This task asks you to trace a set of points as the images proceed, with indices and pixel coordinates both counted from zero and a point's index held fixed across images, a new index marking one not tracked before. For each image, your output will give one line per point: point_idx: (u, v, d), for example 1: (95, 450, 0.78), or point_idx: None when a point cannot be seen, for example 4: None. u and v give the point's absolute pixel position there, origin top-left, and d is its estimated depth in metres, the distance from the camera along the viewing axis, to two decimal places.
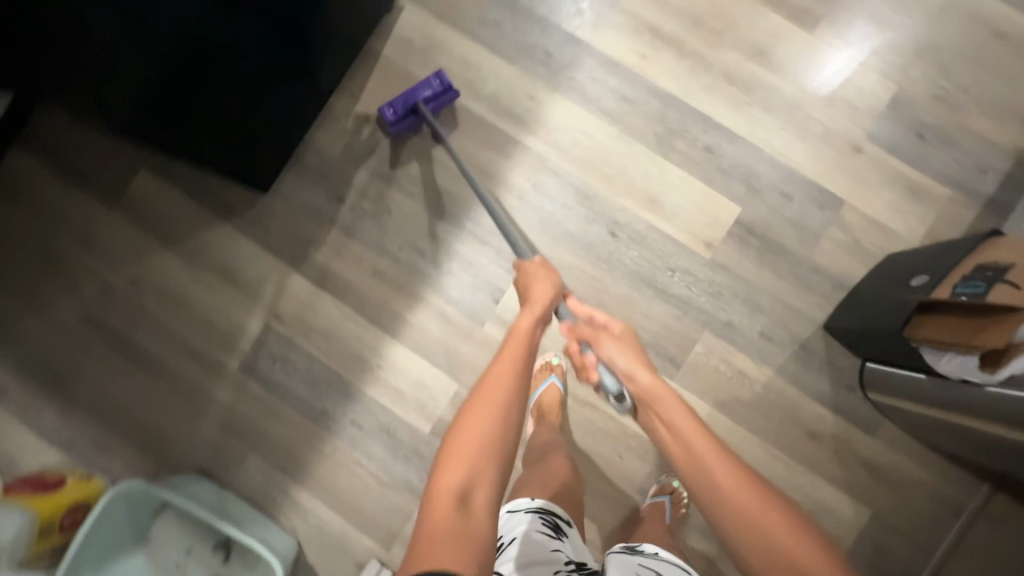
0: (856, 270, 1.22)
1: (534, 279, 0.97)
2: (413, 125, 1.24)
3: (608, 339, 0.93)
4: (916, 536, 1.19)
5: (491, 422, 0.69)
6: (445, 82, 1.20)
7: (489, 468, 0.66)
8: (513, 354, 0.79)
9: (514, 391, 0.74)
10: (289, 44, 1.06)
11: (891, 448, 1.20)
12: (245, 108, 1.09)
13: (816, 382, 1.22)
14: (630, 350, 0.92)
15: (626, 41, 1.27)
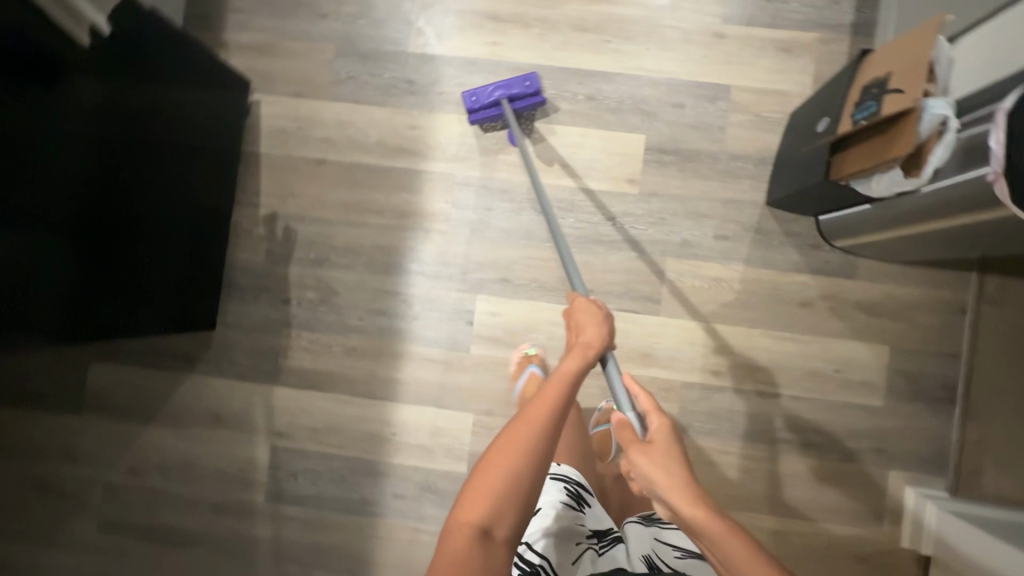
0: (770, 141, 1.25)
1: (583, 323, 0.83)
2: (493, 118, 1.25)
3: (641, 452, 0.74)
4: (937, 348, 1.22)
5: (518, 465, 0.65)
6: (537, 86, 1.22)
7: (507, 511, 0.64)
8: (554, 391, 0.71)
9: (548, 430, 0.68)
10: (138, 158, 1.01)
11: (878, 281, 1.23)
12: (148, 248, 1.07)
13: (785, 255, 1.25)
14: (674, 462, 0.73)
15: (473, 38, 1.29)
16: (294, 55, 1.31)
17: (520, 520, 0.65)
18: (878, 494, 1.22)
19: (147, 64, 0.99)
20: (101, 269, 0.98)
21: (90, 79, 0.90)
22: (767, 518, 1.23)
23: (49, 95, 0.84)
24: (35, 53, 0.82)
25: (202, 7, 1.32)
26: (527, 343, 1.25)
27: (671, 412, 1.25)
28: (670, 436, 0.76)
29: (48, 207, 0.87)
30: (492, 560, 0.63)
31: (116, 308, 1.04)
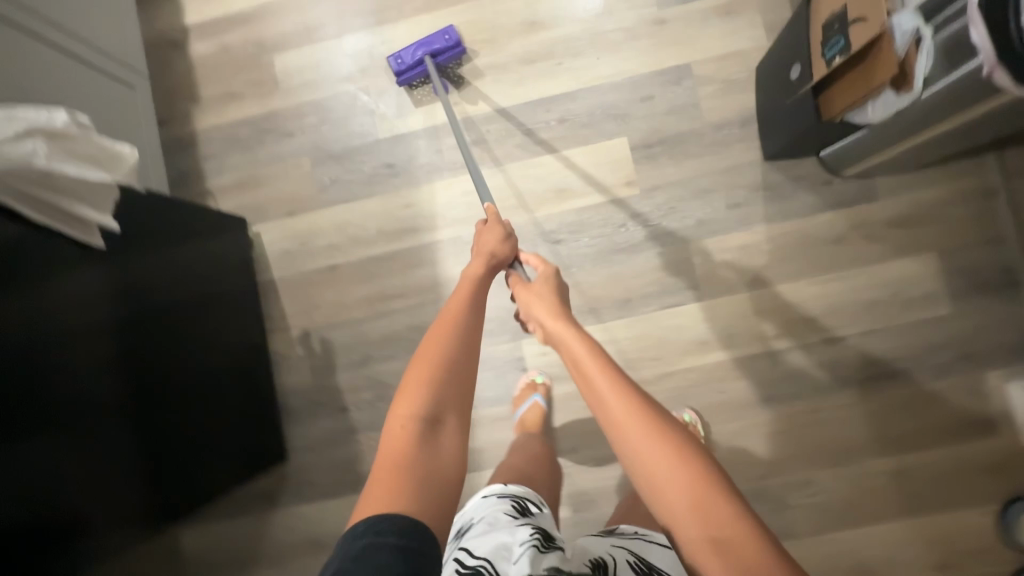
0: (745, 100, 1.26)
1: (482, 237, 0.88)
2: (422, 76, 1.30)
3: (525, 290, 0.83)
4: (984, 236, 1.19)
5: (450, 350, 0.66)
6: (457, 37, 1.27)
7: (445, 398, 0.63)
8: (466, 291, 0.75)
9: (473, 321, 0.71)
10: (169, 327, 1.03)
11: (899, 193, 1.22)
12: (199, 405, 1.08)
13: (801, 201, 1.24)
14: (551, 296, 0.80)
15: (434, 105, 1.33)
16: (276, 178, 1.35)
17: (463, 408, 0.64)
18: (983, 399, 1.17)
19: (145, 229, 1.01)
20: (159, 443, 0.99)
21: (102, 266, 0.90)
22: (882, 460, 1.19)
23: (66, 296, 0.84)
24: (47, 255, 0.82)
25: (179, 167, 1.38)
26: (534, 370, 1.25)
27: (748, 388, 1.23)
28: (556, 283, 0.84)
29: (103, 404, 0.88)
30: (442, 451, 0.60)
31: (182, 468, 1.05)
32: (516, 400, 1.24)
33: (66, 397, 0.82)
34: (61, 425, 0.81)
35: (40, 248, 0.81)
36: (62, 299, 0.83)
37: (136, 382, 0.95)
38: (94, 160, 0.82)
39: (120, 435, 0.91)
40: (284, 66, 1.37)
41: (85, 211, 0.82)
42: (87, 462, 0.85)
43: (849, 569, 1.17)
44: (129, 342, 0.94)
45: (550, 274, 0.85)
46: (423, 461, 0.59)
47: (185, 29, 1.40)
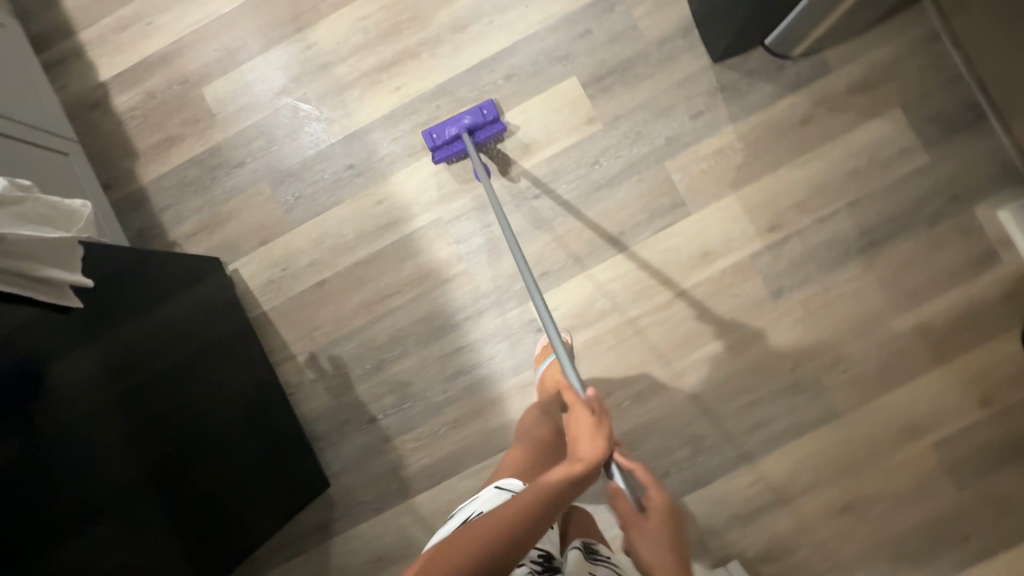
0: (680, 10, 1.26)
1: (582, 431, 0.80)
2: (459, 153, 1.25)
3: (642, 530, 0.84)
4: (940, 81, 1.22)
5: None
6: (496, 114, 1.22)
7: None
8: (525, 504, 0.70)
9: (495, 552, 0.66)
10: (176, 385, 0.99)
11: (849, 61, 1.24)
12: (230, 455, 1.04)
13: (760, 93, 1.25)
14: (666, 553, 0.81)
15: (378, 96, 1.30)
16: (239, 211, 1.31)
17: None
18: (979, 234, 1.20)
19: (123, 292, 0.97)
20: (196, 507, 0.95)
21: (88, 342, 0.86)
22: (902, 319, 1.21)
23: (55, 383, 0.79)
24: (35, 344, 0.78)
25: (137, 225, 1.32)
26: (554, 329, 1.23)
27: (759, 286, 1.23)
28: (670, 521, 0.84)
29: (126, 486, 0.84)
30: None
31: (227, 523, 1.02)
32: (538, 356, 1.21)
33: (81, 490, 0.78)
34: (86, 517, 0.77)
35: (30, 339, 0.77)
36: (55, 381, 0.79)
37: (155, 455, 0.90)
38: (48, 221, 0.80)
39: (151, 512, 0.87)
40: (216, 96, 1.32)
41: (53, 271, 0.80)
42: (123, 549, 0.81)
43: (898, 431, 1.19)
44: (135, 416, 0.89)
45: (663, 504, 0.85)
46: None
47: (103, 85, 1.34)
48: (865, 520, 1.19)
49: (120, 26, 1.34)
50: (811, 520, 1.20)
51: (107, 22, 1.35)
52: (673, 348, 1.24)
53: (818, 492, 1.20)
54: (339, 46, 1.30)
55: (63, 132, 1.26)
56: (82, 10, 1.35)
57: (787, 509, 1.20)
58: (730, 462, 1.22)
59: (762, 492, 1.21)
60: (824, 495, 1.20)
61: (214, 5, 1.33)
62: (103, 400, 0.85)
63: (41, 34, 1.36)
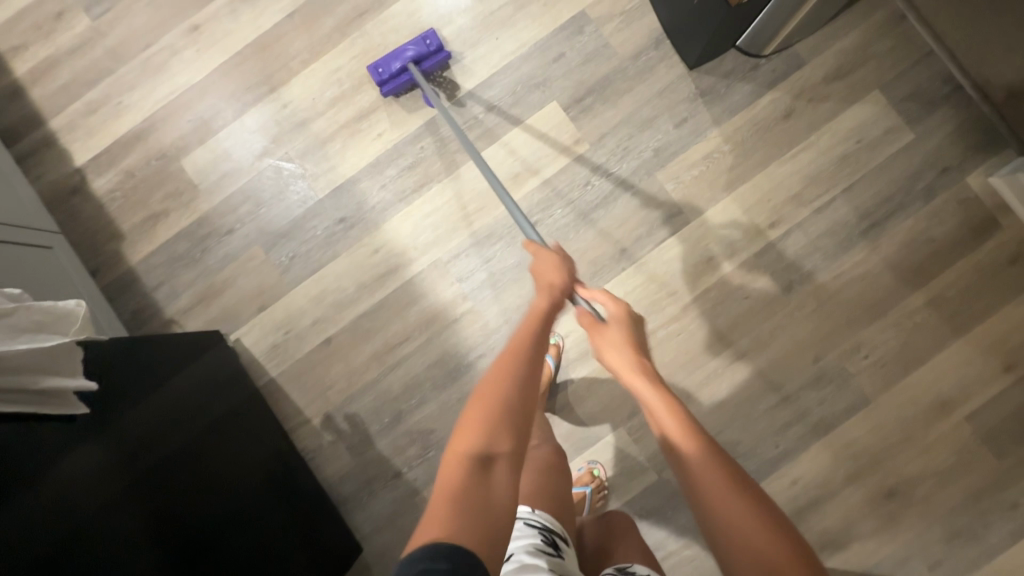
0: (649, 23, 1.27)
1: (545, 268, 0.86)
2: (407, 84, 1.26)
3: (602, 335, 0.83)
4: (912, 59, 1.23)
5: (512, 390, 0.61)
6: (439, 42, 1.22)
7: (508, 444, 0.58)
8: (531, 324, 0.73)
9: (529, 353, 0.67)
10: (189, 463, 0.92)
11: (821, 51, 1.25)
12: (254, 533, 0.97)
13: (740, 94, 1.25)
14: (627, 350, 0.80)
15: (360, 144, 1.28)
16: (234, 278, 1.28)
17: (509, 435, 0.59)
18: (975, 202, 1.20)
19: (122, 383, 0.92)
20: None
21: (98, 442, 0.81)
22: (914, 296, 1.20)
23: (61, 482, 0.73)
24: (37, 457, 0.72)
25: (130, 308, 1.28)
26: (550, 330, 1.24)
27: (769, 283, 1.22)
28: (629, 328, 0.83)
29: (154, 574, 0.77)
30: (495, 491, 0.55)
31: None
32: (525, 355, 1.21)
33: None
34: None
35: (27, 451, 0.72)
36: (68, 489, 0.73)
37: (177, 537, 0.83)
38: (43, 327, 0.77)
39: None
40: (196, 166, 1.30)
41: (52, 379, 0.76)
42: None
43: (930, 409, 1.18)
44: (150, 501, 0.83)
45: (623, 313, 0.85)
46: (475, 501, 0.54)
47: (79, 171, 1.32)
48: (912, 504, 1.17)
49: (89, 109, 1.32)
50: (858, 511, 1.18)
51: (76, 107, 1.32)
52: (692, 356, 1.22)
53: (861, 482, 1.18)
54: (315, 100, 1.29)
55: (45, 224, 1.23)
56: (49, 98, 1.33)
57: (833, 504, 1.18)
58: (767, 465, 1.20)
59: (805, 490, 1.19)
60: (866, 485, 1.18)
61: (183, 75, 1.32)
62: (114, 492, 0.79)
63: (10, 128, 1.33)
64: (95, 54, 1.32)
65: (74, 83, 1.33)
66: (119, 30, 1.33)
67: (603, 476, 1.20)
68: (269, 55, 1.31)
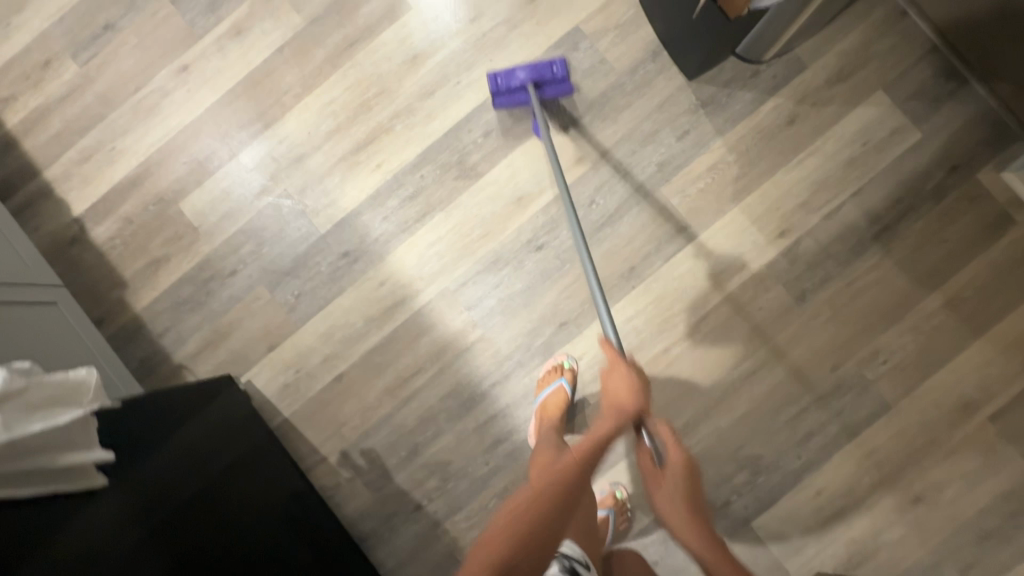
0: (645, 35, 1.25)
1: (618, 388, 0.87)
2: (519, 102, 1.23)
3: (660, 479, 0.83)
4: (916, 56, 1.21)
5: (554, 505, 0.64)
6: (565, 72, 1.19)
7: (538, 551, 0.60)
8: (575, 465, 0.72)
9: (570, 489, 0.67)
10: (206, 510, 0.89)
11: (822, 54, 1.23)
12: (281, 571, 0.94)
13: (742, 102, 1.23)
14: (680, 506, 0.77)
15: (359, 177, 1.27)
16: (241, 320, 1.27)
17: (539, 545, 0.60)
18: (987, 198, 1.18)
19: (129, 435, 0.90)
20: None
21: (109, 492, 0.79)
22: (930, 298, 1.18)
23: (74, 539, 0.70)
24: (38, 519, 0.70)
25: (138, 357, 1.27)
26: (561, 354, 1.21)
27: (781, 294, 1.20)
28: (691, 475, 0.82)
29: None
30: None
31: None
32: (541, 382, 1.20)
33: None
34: None
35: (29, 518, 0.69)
36: (80, 538, 0.71)
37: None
38: (57, 401, 0.76)
39: None
40: (195, 209, 1.28)
41: (69, 455, 0.74)
42: None
43: (952, 411, 1.17)
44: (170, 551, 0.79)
45: (682, 461, 0.83)
46: None
47: (77, 221, 1.30)
48: (939, 508, 1.15)
49: (83, 157, 1.31)
50: (884, 519, 1.16)
51: (70, 156, 1.31)
52: (709, 372, 1.21)
53: (886, 488, 1.17)
54: (311, 134, 1.28)
55: (48, 278, 1.22)
56: (42, 148, 1.31)
57: (859, 514, 1.17)
58: (790, 477, 1.18)
59: (830, 500, 1.17)
60: (892, 491, 1.17)
61: (175, 117, 1.30)
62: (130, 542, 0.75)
63: (4, 181, 1.31)
64: (85, 101, 1.31)
65: (67, 131, 1.31)
66: (107, 74, 1.31)
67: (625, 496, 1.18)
68: (261, 91, 1.29)
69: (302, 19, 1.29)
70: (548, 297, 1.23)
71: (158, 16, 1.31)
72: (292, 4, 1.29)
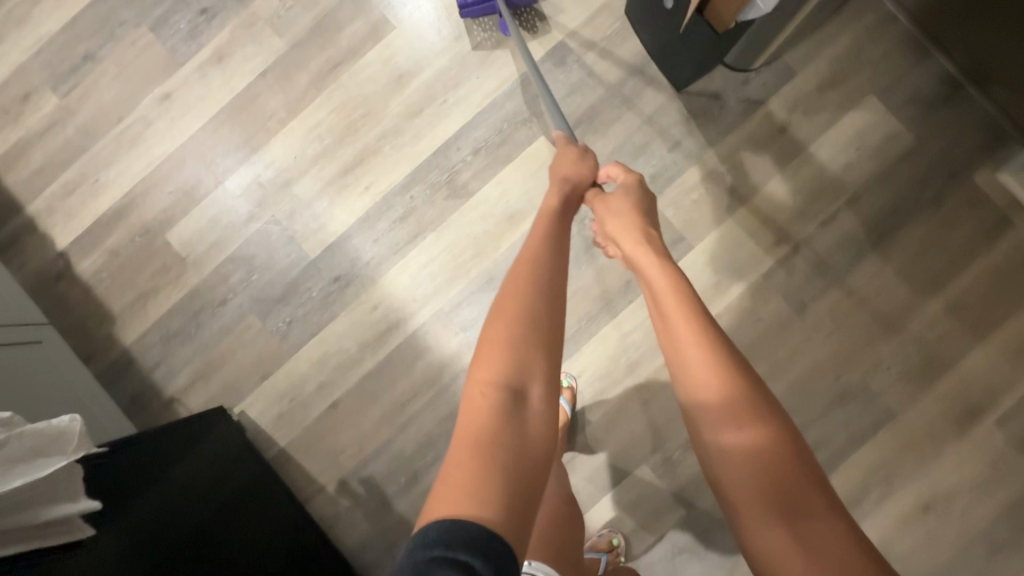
0: (633, 47, 1.23)
1: (567, 160, 0.92)
2: (486, 13, 1.23)
3: (610, 205, 0.89)
4: (907, 58, 1.20)
5: (533, 314, 0.66)
6: None
7: (536, 368, 0.63)
8: (540, 259, 0.74)
9: (552, 295, 0.70)
10: (197, 546, 0.88)
11: (812, 59, 1.21)
12: None
13: (733, 111, 1.22)
14: (631, 219, 0.86)
15: (348, 199, 1.25)
16: (233, 349, 1.24)
17: (541, 368, 0.63)
18: (985, 200, 1.17)
19: (116, 475, 0.87)
20: None
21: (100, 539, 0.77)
22: (932, 303, 1.17)
23: None
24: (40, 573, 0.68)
25: (129, 392, 1.25)
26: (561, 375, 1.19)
27: (780, 303, 1.19)
28: (639, 201, 0.89)
29: None
30: (530, 420, 0.59)
31: None
32: None
33: None
34: None
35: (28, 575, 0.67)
36: None
37: None
38: (38, 454, 0.73)
39: None
40: (182, 238, 1.26)
41: (54, 509, 0.72)
42: None
43: (960, 416, 1.15)
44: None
45: (633, 192, 0.90)
46: (510, 435, 0.57)
47: (62, 255, 1.28)
48: (950, 516, 1.13)
49: (67, 190, 1.28)
50: (893, 531, 1.14)
51: (53, 190, 1.29)
52: None
53: (895, 499, 1.15)
54: (298, 159, 1.26)
55: (33, 316, 1.19)
56: (24, 183, 1.29)
57: (869, 525, 1.15)
58: None
59: None
60: (901, 501, 1.15)
61: (159, 145, 1.28)
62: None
63: None
64: (67, 133, 1.29)
65: (49, 164, 1.29)
66: (89, 105, 1.29)
67: (620, 544, 1.15)
68: (246, 117, 1.27)
69: (285, 43, 1.27)
70: None
71: (138, 44, 1.29)
72: (275, 28, 1.27)
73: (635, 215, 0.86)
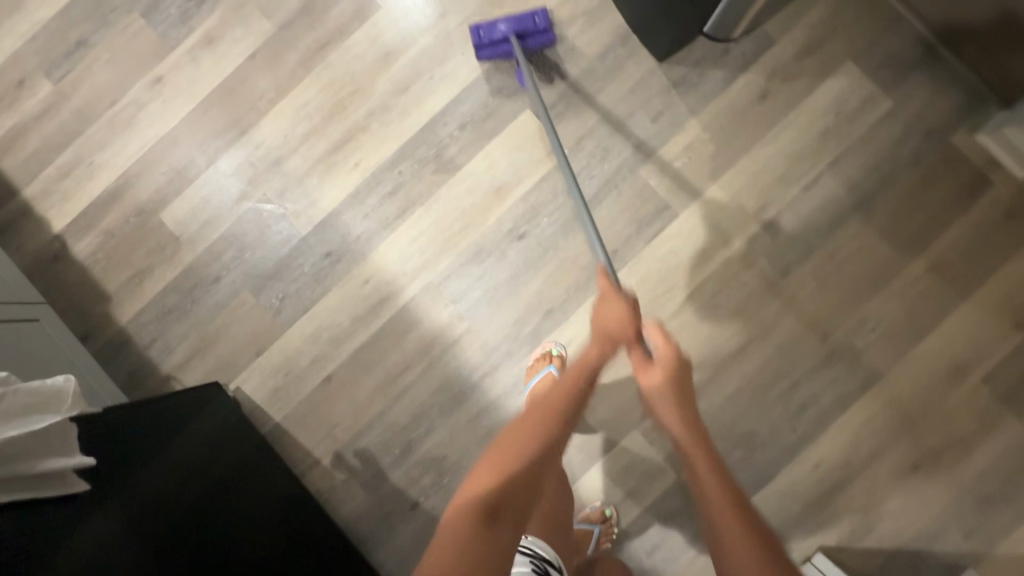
0: (614, 21, 1.26)
1: (606, 310, 0.89)
2: (503, 55, 1.24)
3: (649, 368, 0.81)
4: (883, 25, 1.22)
5: (536, 442, 0.62)
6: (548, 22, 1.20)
7: (519, 493, 0.56)
8: (559, 397, 0.70)
9: (560, 423, 0.66)
10: (197, 516, 0.90)
11: (789, 28, 1.24)
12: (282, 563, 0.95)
13: (713, 81, 1.24)
14: (667, 373, 0.78)
15: (338, 177, 1.27)
16: (227, 326, 1.26)
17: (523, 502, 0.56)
18: (964, 161, 1.19)
19: (116, 448, 0.89)
20: None
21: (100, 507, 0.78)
22: (915, 264, 1.18)
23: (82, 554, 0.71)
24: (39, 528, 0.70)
25: (126, 370, 1.27)
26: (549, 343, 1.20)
27: (765, 267, 1.20)
28: (678, 371, 0.79)
29: None
30: (501, 547, 0.51)
31: None
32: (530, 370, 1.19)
33: None
34: None
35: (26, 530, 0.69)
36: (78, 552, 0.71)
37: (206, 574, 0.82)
38: (33, 409, 0.75)
39: None
40: (175, 218, 1.28)
41: (50, 461, 0.74)
42: None
43: (945, 375, 1.16)
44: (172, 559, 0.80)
45: (671, 354, 0.82)
46: (476, 551, 0.50)
47: (58, 237, 1.30)
48: (938, 473, 1.15)
49: (62, 173, 1.31)
50: (883, 490, 1.15)
51: (49, 173, 1.31)
52: (698, 350, 1.20)
53: (884, 458, 1.16)
54: (287, 138, 1.28)
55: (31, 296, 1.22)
56: (20, 167, 1.31)
57: (859, 484, 1.16)
58: (786, 452, 1.17)
59: (828, 473, 1.17)
60: (890, 460, 1.16)
61: (152, 128, 1.30)
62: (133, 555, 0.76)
63: None
64: (62, 117, 1.31)
65: (44, 148, 1.31)
66: (83, 90, 1.31)
67: (613, 517, 1.17)
68: (236, 98, 1.29)
69: (273, 25, 1.30)
70: (532, 284, 1.22)
71: (130, 30, 1.32)
72: (263, 10, 1.30)
73: (670, 377, 0.78)
